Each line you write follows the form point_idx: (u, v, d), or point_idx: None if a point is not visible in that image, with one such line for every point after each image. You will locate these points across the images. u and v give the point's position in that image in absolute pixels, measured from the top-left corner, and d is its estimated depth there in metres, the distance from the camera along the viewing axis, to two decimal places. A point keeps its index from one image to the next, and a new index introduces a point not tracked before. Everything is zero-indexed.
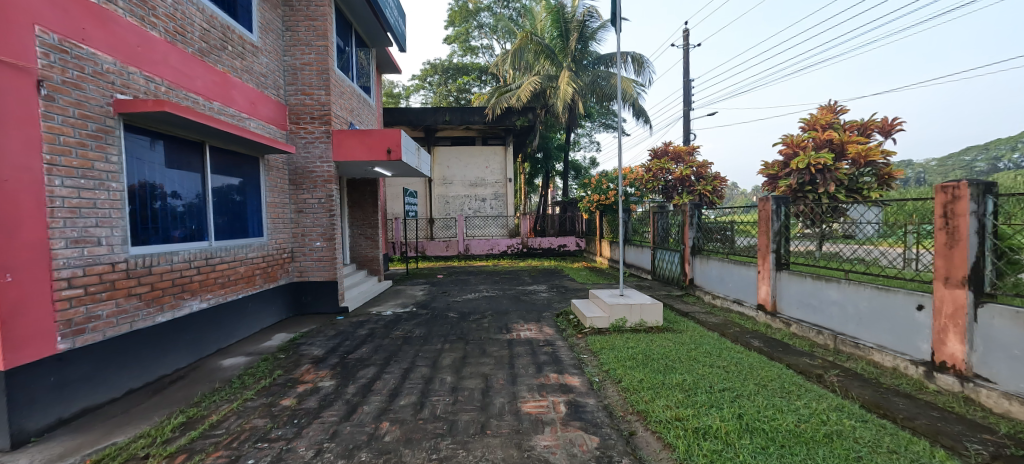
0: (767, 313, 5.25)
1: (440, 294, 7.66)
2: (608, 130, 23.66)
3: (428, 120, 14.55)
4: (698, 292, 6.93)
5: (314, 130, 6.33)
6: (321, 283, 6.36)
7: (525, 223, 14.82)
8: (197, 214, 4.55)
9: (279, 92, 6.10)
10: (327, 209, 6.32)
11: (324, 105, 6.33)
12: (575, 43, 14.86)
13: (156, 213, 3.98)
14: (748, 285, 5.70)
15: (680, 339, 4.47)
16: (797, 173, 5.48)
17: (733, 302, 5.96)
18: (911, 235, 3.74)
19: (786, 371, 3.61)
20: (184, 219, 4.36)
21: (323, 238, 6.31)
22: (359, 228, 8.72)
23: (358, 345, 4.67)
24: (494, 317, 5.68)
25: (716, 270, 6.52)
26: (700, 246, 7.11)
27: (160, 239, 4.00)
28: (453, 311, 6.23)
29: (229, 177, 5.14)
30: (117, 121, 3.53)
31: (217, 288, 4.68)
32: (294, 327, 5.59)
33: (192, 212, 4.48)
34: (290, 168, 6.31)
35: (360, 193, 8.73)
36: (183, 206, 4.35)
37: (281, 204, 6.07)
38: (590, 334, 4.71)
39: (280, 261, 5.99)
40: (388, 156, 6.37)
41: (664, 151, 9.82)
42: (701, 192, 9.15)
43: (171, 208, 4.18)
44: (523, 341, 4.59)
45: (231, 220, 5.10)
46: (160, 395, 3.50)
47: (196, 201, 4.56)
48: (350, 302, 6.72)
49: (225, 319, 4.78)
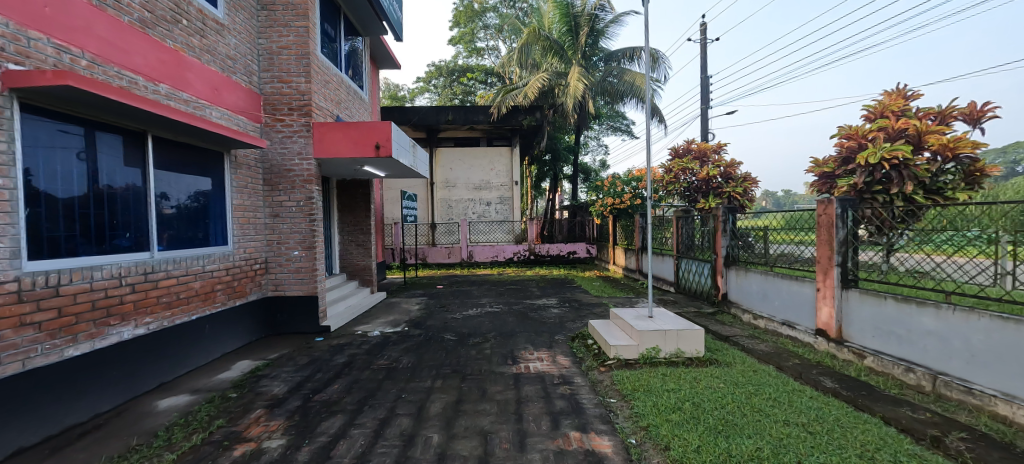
0: (830, 340, 4.29)
1: (438, 310, 6.80)
2: (617, 133, 22.83)
3: (430, 120, 13.75)
4: (734, 310, 5.96)
5: (293, 122, 5.52)
6: (298, 298, 5.52)
7: (531, 228, 14.03)
8: (189, 218, 4.34)
9: (251, 79, 5.31)
10: (307, 213, 5.51)
11: (303, 93, 5.52)
12: (585, 38, 14.03)
13: (140, 215, 3.78)
14: (801, 304, 4.76)
15: (731, 377, 3.55)
16: (864, 170, 4.54)
17: (781, 325, 4.99)
18: (1003, 244, 3.01)
19: (889, 432, 2.68)
20: (167, 222, 4.10)
21: (302, 246, 5.50)
22: (350, 234, 7.92)
23: (329, 380, 3.80)
24: (497, 342, 4.79)
25: (757, 284, 5.58)
26: (735, 256, 6.20)
27: (67, 252, 3.10)
28: (450, 332, 5.35)
29: (193, 176, 4.47)
30: (7, 98, 2.71)
31: (160, 310, 3.85)
32: (262, 352, 4.73)
33: (174, 215, 4.19)
34: (264, 166, 5.49)
35: (351, 196, 7.89)
36: (171, 209, 4.16)
37: (251, 207, 5.25)
38: (616, 368, 3.80)
39: (251, 274, 5.18)
40: (377, 153, 5.54)
41: (686, 150, 8.90)
42: (730, 194, 8.06)
43: (157, 210, 3.99)
44: (533, 376, 3.70)
45: (183, 226, 4.27)
46: (55, 458, 2.64)
47: (188, 204, 4.36)
48: (334, 320, 5.86)
49: (168, 347, 3.91)
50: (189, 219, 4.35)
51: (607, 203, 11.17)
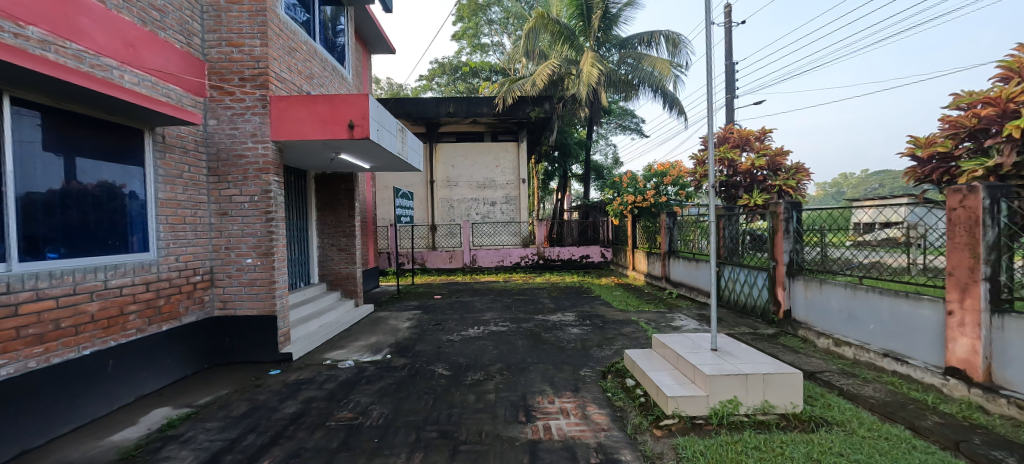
0: (973, 385, 3.04)
1: (432, 328, 5.63)
2: (627, 131, 21.59)
3: (429, 112, 12.61)
4: (803, 332, 4.72)
5: (245, 95, 4.38)
6: (252, 319, 4.37)
7: (540, 229, 12.85)
8: (116, 222, 3.40)
9: (190, 40, 4.17)
10: (263, 210, 4.36)
11: (258, 60, 4.38)
12: (597, 22, 12.83)
13: (52, 214, 2.96)
14: (915, 331, 3.52)
15: (864, 454, 2.32)
16: (1010, 145, 3.35)
17: (883, 357, 3.75)
18: None
19: None
20: (92, 222, 3.23)
21: (257, 252, 4.36)
22: (330, 237, 6.78)
23: (262, 448, 2.62)
24: (504, 380, 3.58)
25: (838, 301, 4.32)
26: (801, 262, 4.97)
27: None
28: (443, 363, 4.15)
29: (107, 163, 3.38)
30: None
31: (21, 347, 2.65)
32: (191, 394, 3.56)
33: (64, 214, 3.04)
34: (209, 151, 4.35)
35: (332, 192, 6.75)
36: (106, 209, 3.33)
37: (190, 202, 4.11)
38: (679, 433, 2.59)
39: (186, 289, 4.02)
40: (351, 134, 4.37)
41: (723, 138, 7.66)
42: (780, 188, 6.74)
43: (130, 213, 3.52)
44: (559, 447, 2.49)
45: (117, 224, 3.41)
46: None
47: (83, 199, 3.19)
48: (299, 345, 4.68)
49: (38, 399, 2.74)
50: (83, 220, 3.17)
51: (627, 200, 9.96)
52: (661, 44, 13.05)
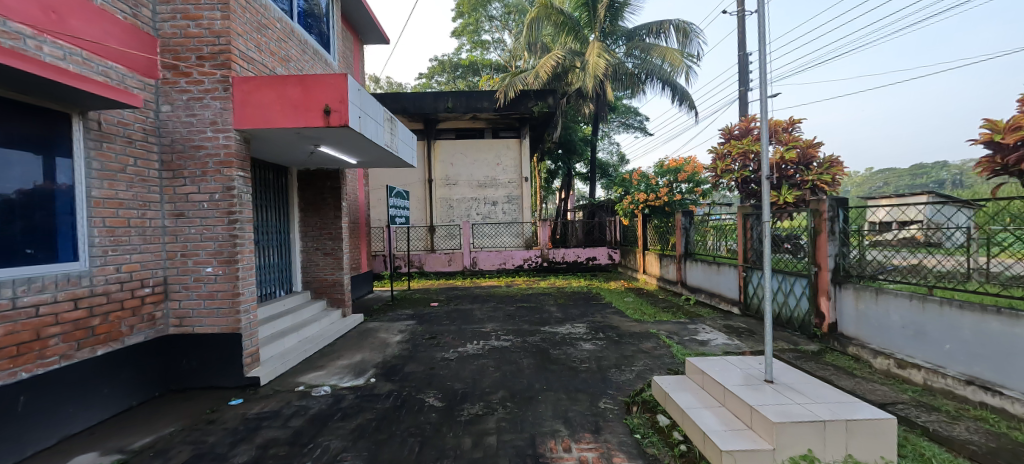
0: None
1: (426, 343, 4.99)
2: (631, 129, 20.92)
3: (426, 107, 11.97)
4: (855, 350, 4.08)
5: (203, 77, 3.75)
6: (213, 338, 3.75)
7: (545, 229, 12.08)
8: (35, 228, 2.80)
9: (137, 10, 3.54)
10: (225, 211, 3.74)
11: (219, 35, 3.75)
12: (604, 12, 12.17)
13: None
14: (1010, 355, 2.85)
15: None
16: None
17: (966, 385, 3.08)
18: None
19: None
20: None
21: (218, 260, 3.74)
22: (315, 240, 6.15)
23: None
24: (508, 416, 2.94)
25: (900, 315, 3.67)
26: (849, 268, 4.32)
27: None
28: (434, 390, 3.51)
29: (36, 157, 2.83)
30: None
31: None
32: (128, 434, 2.94)
33: None
34: (162, 142, 3.74)
35: (316, 191, 6.13)
36: (17, 211, 2.73)
37: (136, 202, 3.48)
38: None
39: (131, 304, 3.40)
40: (327, 121, 3.74)
41: (744, 131, 7.08)
42: (813, 183, 6.08)
43: (58, 217, 2.94)
44: None
45: (32, 233, 2.79)
46: None
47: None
48: (269, 366, 4.04)
49: None
50: None
51: (638, 199, 9.32)
52: (671, 34, 12.38)
